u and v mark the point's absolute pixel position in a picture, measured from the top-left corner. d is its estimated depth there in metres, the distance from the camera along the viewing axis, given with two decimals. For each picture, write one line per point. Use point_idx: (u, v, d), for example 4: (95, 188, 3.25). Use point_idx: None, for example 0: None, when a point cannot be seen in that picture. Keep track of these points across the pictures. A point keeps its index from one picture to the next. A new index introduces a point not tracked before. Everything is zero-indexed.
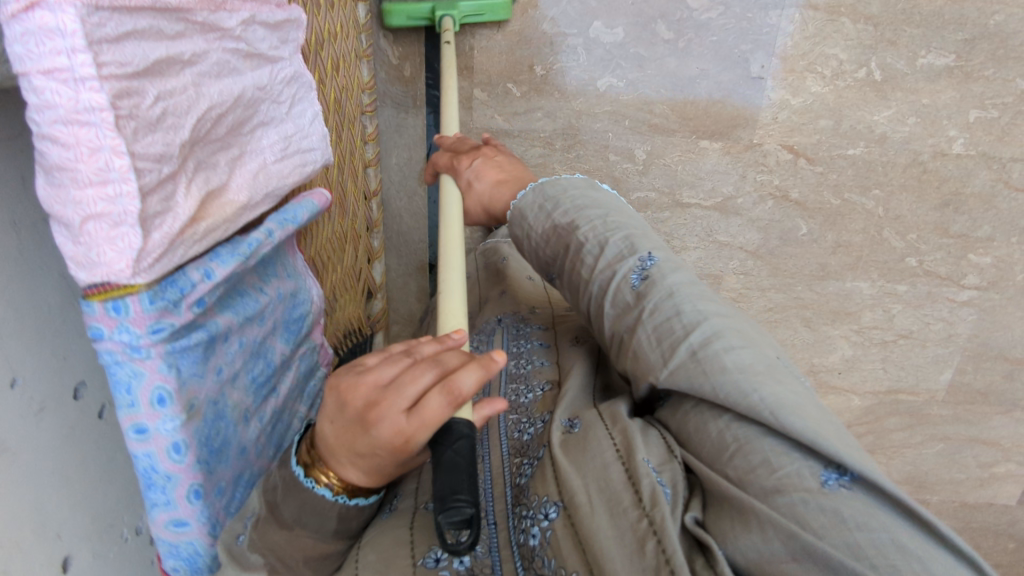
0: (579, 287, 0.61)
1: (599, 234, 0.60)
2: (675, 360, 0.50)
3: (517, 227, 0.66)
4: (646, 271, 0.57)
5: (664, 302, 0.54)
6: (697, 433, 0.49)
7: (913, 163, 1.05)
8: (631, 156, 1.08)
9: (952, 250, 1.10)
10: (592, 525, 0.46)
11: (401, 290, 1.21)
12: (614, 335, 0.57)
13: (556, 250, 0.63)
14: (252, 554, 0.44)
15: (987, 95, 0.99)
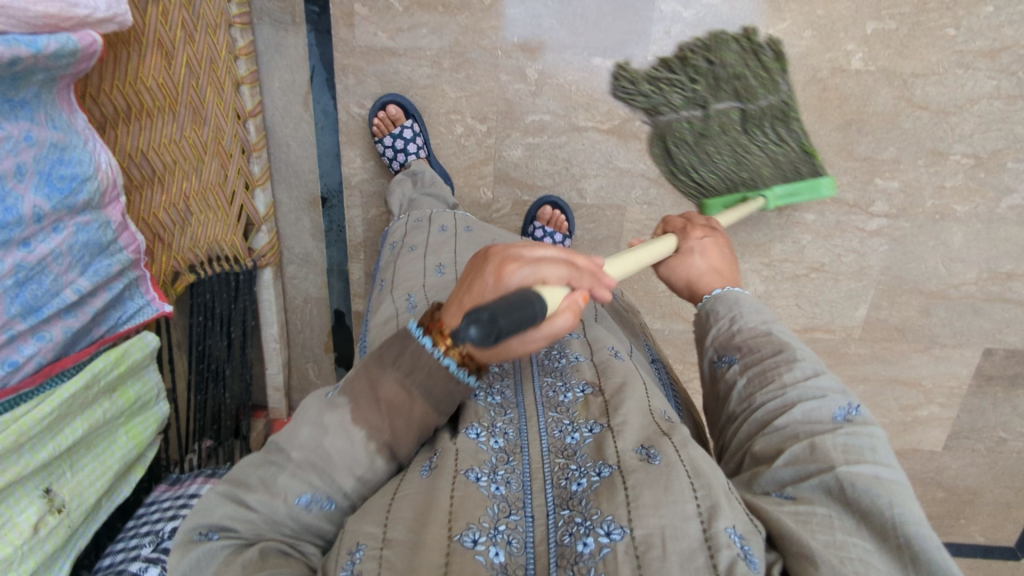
0: (766, 382, 0.55)
1: (813, 360, 0.56)
2: (858, 468, 0.45)
3: (722, 308, 0.64)
4: (851, 412, 0.51)
5: (863, 434, 0.48)
6: (818, 525, 0.43)
7: (812, 80, 1.01)
8: (522, 76, 1.03)
9: (858, 175, 1.07)
10: (663, 570, 0.41)
11: (294, 227, 1.15)
12: (785, 428, 0.51)
13: (758, 346, 0.58)
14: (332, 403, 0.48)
15: (883, 6, 0.96)
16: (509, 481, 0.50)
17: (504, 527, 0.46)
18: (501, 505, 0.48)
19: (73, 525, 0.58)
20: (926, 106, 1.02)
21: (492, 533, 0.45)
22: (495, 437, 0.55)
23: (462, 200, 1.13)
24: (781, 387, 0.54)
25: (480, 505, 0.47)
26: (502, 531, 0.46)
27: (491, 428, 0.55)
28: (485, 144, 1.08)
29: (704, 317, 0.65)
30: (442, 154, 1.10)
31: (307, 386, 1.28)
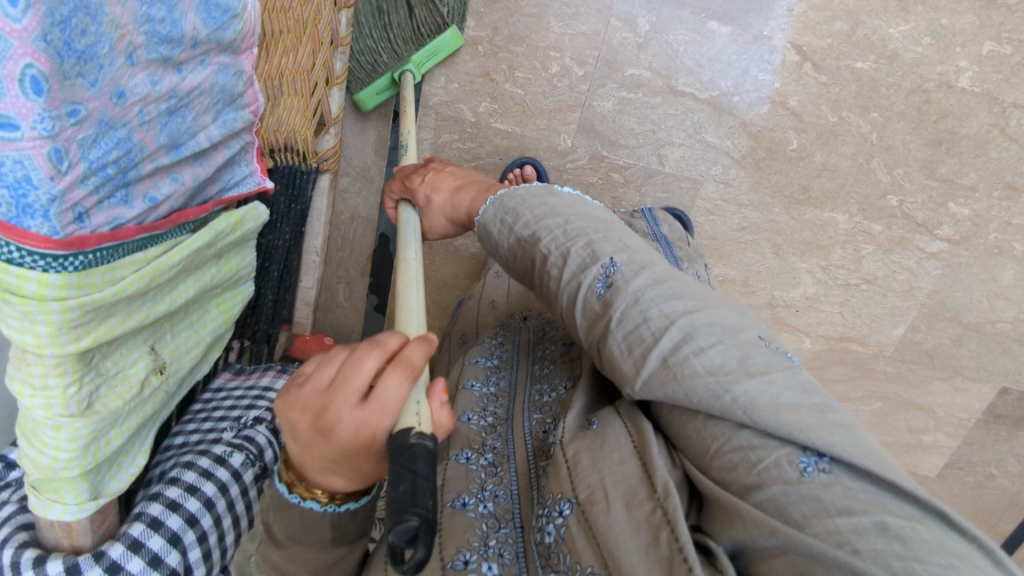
0: (551, 300, 0.53)
1: (568, 239, 0.51)
2: (648, 365, 0.44)
3: (495, 227, 0.57)
4: (610, 277, 0.49)
5: (631, 309, 0.46)
6: (686, 424, 0.44)
7: (916, 90, 1.00)
8: (633, 26, 0.99)
9: (934, 195, 1.07)
10: (609, 520, 0.44)
11: (359, 137, 1.09)
12: (590, 351, 0.50)
13: (523, 258, 0.54)
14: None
15: (1005, 27, 0.96)
16: (497, 494, 0.57)
17: (495, 541, 0.53)
18: (490, 521, 0.54)
19: (170, 385, 0.61)
20: (1017, 139, 1.02)
21: (483, 550, 0.52)
22: (485, 455, 0.62)
23: (539, 143, 1.08)
24: (556, 294, 0.52)
25: (470, 527, 0.54)
26: (493, 545, 0.52)
27: (483, 446, 0.63)
28: (577, 89, 1.04)
29: (483, 244, 0.59)
30: (529, 90, 1.04)
31: (333, 307, 1.23)
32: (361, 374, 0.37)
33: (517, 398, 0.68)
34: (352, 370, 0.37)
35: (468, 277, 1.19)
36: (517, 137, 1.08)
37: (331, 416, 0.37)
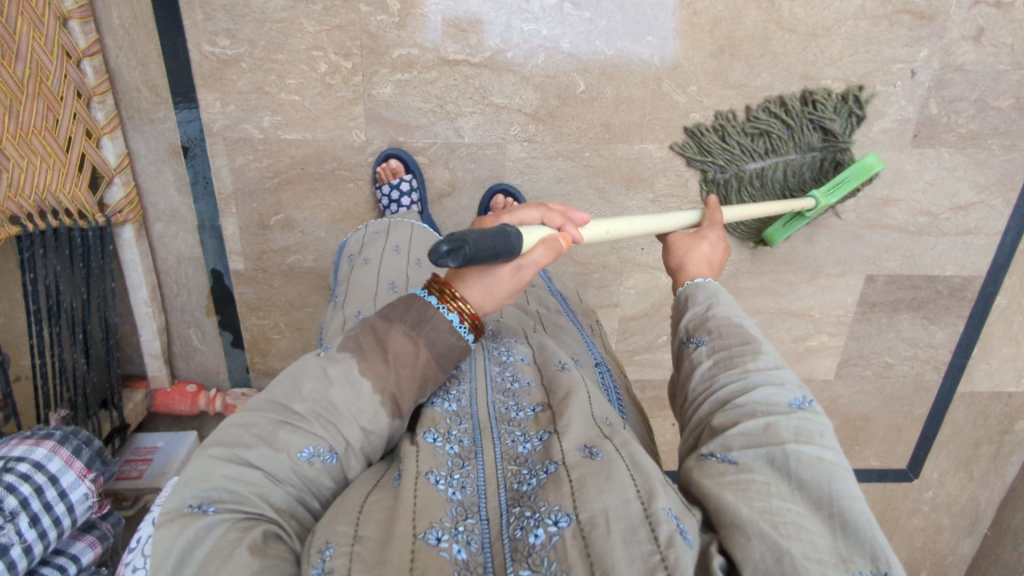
0: (729, 363, 0.52)
1: (781, 359, 0.52)
2: (804, 447, 0.43)
3: (699, 294, 0.60)
4: (811, 403, 0.48)
5: (824, 432, 0.45)
6: (751, 494, 0.42)
7: (680, 5, 0.99)
8: (384, 7, 0.98)
9: (735, 103, 1.07)
10: (607, 546, 0.40)
11: (156, 180, 1.07)
12: (735, 409, 0.48)
13: (728, 334, 0.54)
14: (341, 351, 0.51)
15: None
16: (465, 486, 0.49)
17: (463, 528, 0.45)
18: (458, 509, 0.46)
19: None
20: (795, 29, 1.02)
21: (455, 530, 0.44)
22: (452, 444, 0.53)
23: (334, 144, 1.06)
24: (742, 372, 0.51)
25: (441, 507, 0.46)
26: (463, 531, 0.44)
27: (447, 433, 0.54)
28: (353, 82, 1.02)
29: (682, 302, 0.61)
30: (306, 94, 1.03)
31: (192, 353, 1.21)
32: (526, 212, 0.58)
33: (475, 398, 0.59)
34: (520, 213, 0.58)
35: (313, 292, 1.17)
36: (311, 143, 1.06)
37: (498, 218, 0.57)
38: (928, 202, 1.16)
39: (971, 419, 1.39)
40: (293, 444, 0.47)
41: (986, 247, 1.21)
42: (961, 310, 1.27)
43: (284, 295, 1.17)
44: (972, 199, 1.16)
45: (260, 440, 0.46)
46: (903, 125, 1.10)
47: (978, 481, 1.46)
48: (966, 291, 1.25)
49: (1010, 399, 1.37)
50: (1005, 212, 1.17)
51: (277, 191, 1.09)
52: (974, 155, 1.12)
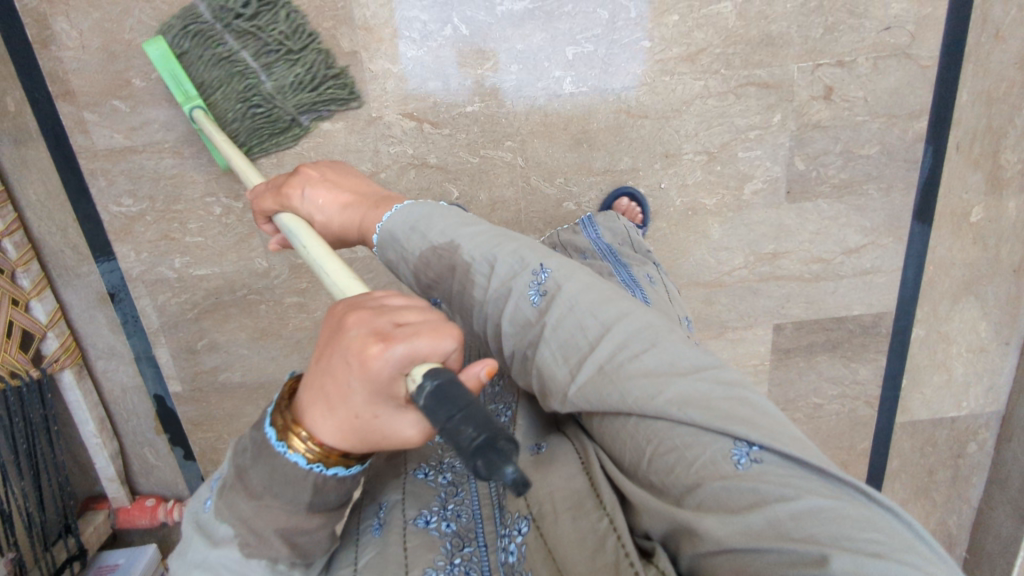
0: (470, 305, 0.63)
1: (478, 249, 0.61)
2: (587, 368, 0.55)
3: (392, 252, 0.66)
4: (540, 283, 0.59)
5: (567, 313, 0.57)
6: (620, 439, 0.54)
7: (532, 109, 1.06)
8: (261, 151, 1.08)
9: (603, 187, 1.12)
10: (558, 533, 0.52)
11: (91, 325, 1.18)
12: (516, 349, 0.60)
13: (440, 273, 0.63)
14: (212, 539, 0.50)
15: (576, 31, 1.02)
16: (461, 514, 0.60)
17: (461, 560, 0.56)
18: (454, 540, 0.57)
19: None
20: (645, 114, 1.07)
21: (449, 567, 0.54)
22: (445, 473, 0.65)
23: (241, 273, 1.16)
24: (483, 307, 0.62)
25: (433, 546, 0.56)
26: (458, 564, 0.55)
27: (440, 466, 0.66)
28: (246, 218, 1.12)
29: (392, 266, 0.67)
30: (208, 234, 1.13)
31: (150, 470, 1.31)
32: (354, 331, 0.43)
33: None
34: (384, 298, 0.47)
35: (246, 403, 1.26)
36: (221, 275, 1.16)
37: (382, 327, 0.42)
38: (817, 250, 1.18)
39: (918, 449, 1.38)
40: None
41: (888, 284, 1.21)
42: (878, 346, 1.27)
43: (223, 409, 1.27)
44: (861, 242, 1.18)
45: None
46: (774, 185, 1.13)
47: (943, 506, 1.44)
48: (879, 327, 1.25)
49: (954, 423, 1.35)
50: (899, 250, 1.19)
51: (198, 320, 1.19)
52: (853, 202, 1.15)
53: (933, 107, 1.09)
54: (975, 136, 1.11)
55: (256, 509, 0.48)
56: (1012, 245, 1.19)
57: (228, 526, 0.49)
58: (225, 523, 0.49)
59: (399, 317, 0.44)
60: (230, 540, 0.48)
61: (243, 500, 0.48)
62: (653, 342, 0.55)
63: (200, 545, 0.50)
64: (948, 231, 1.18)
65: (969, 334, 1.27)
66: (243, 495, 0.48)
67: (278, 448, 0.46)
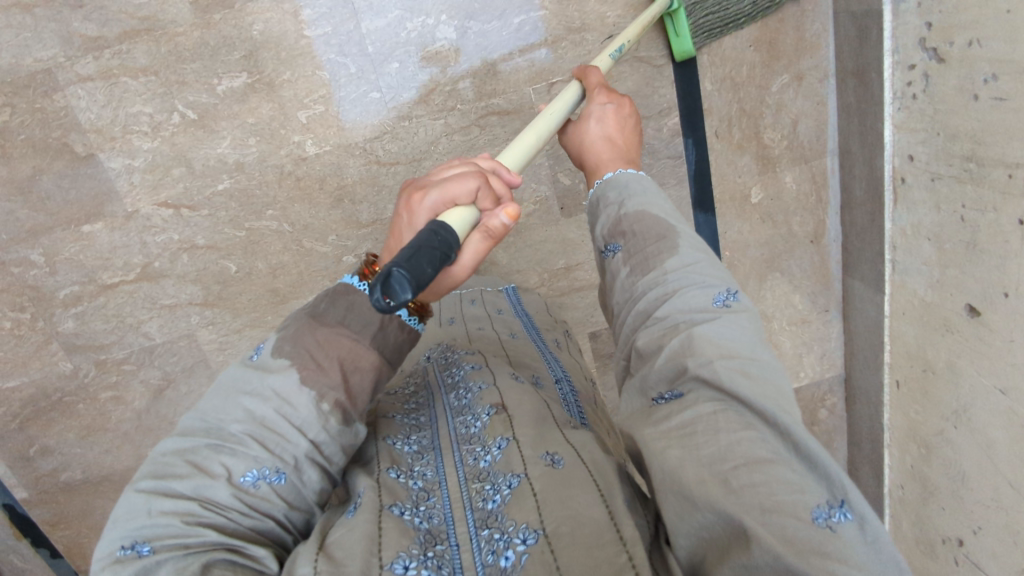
0: (648, 266, 0.63)
1: (691, 249, 0.62)
2: (727, 361, 0.53)
3: (612, 193, 0.69)
4: (730, 298, 0.59)
5: (725, 327, 0.56)
6: (705, 434, 0.50)
7: (282, 175, 1.08)
8: (32, 263, 1.10)
9: (377, 236, 1.13)
10: (572, 555, 0.49)
11: None
12: (668, 318, 0.58)
13: (646, 233, 0.64)
14: (277, 359, 0.51)
15: (302, 96, 1.04)
16: (432, 517, 0.55)
17: (434, 553, 0.50)
18: (426, 537, 0.52)
19: None
20: (396, 161, 1.08)
21: (423, 558, 0.49)
22: (415, 480, 0.59)
23: (50, 378, 1.18)
24: (661, 272, 0.61)
25: (406, 533, 0.51)
26: (432, 557, 0.50)
27: (410, 471, 0.60)
28: (38, 327, 1.14)
29: (596, 204, 0.71)
30: (6, 348, 1.15)
31: (23, 573, 1.35)
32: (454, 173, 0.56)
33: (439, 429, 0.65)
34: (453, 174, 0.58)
35: (94, 496, 1.29)
36: (31, 383, 1.18)
37: (423, 187, 0.55)
38: None
39: None
40: (234, 467, 0.48)
41: None
42: None
43: (74, 506, 1.29)
44: None
45: (191, 466, 0.47)
46: (545, 204, 1.14)
47: None
48: None
49: (798, 393, 1.36)
50: None
51: (23, 428, 1.21)
52: None
53: (680, 101, 1.09)
54: (730, 123, 1.11)
55: (321, 342, 0.51)
56: (801, 217, 1.19)
57: (286, 355, 0.51)
58: (286, 354, 0.51)
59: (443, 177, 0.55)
60: (287, 366, 0.50)
61: (312, 332, 0.52)
62: (753, 366, 0.53)
63: (249, 376, 0.50)
64: (733, 215, 1.18)
65: (785, 308, 1.27)
66: (312, 327, 0.52)
67: (359, 287, 0.53)
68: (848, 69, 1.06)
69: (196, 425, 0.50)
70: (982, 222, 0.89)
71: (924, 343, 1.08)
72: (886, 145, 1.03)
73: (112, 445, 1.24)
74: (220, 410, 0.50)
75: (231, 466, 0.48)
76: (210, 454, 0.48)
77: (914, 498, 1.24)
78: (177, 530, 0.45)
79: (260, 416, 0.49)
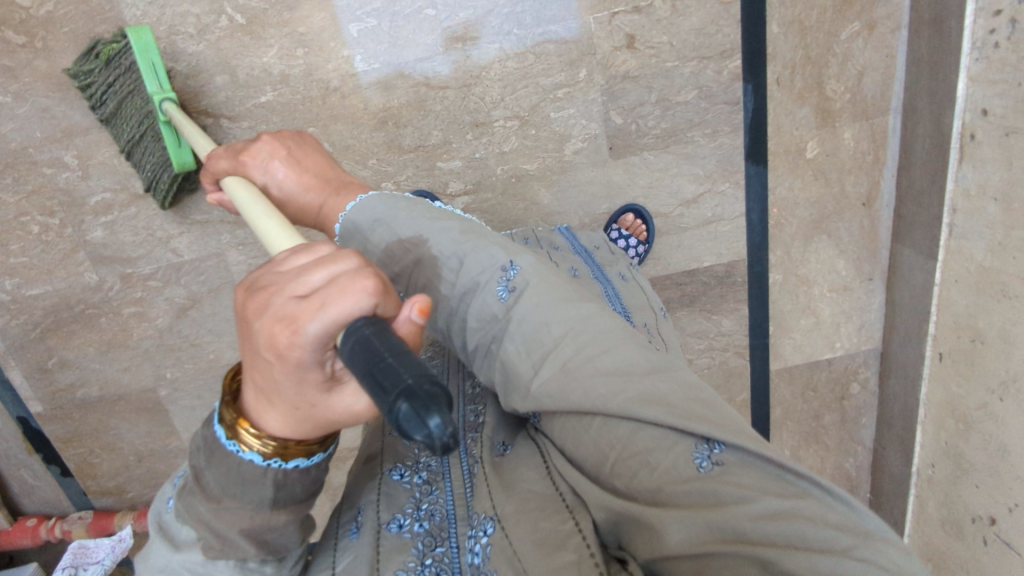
0: (436, 297, 0.66)
1: (450, 247, 0.65)
2: (541, 359, 0.58)
3: (360, 234, 0.69)
4: (509, 279, 0.62)
5: (527, 314, 0.60)
6: (576, 438, 0.56)
7: (327, 92, 1.05)
8: (64, 165, 1.07)
9: (419, 164, 1.10)
10: (519, 544, 0.52)
11: None
12: (479, 344, 0.64)
13: (406, 266, 0.67)
14: (182, 533, 0.48)
15: (354, 7, 1.00)
16: (433, 514, 0.59)
17: (431, 561, 0.54)
18: (426, 540, 0.56)
19: None
20: (445, 85, 1.05)
21: (418, 570, 0.53)
22: (421, 473, 0.64)
23: (75, 289, 1.16)
24: (452, 292, 0.65)
25: (404, 548, 0.55)
26: (430, 566, 0.54)
27: (417, 465, 0.64)
28: (66, 234, 1.11)
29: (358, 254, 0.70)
30: (32, 254, 1.12)
31: (32, 490, 1.33)
32: (258, 326, 0.41)
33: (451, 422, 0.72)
34: (286, 262, 0.45)
35: (109, 416, 1.26)
36: (55, 292, 1.16)
37: (282, 309, 0.40)
38: (653, 204, 1.15)
39: (801, 395, 1.36)
40: None
41: (733, 232, 1.18)
42: (738, 295, 1.24)
43: (90, 425, 1.27)
44: (697, 191, 1.15)
45: None
46: (594, 142, 1.10)
47: (837, 451, 1.41)
48: (734, 276, 1.22)
49: (832, 365, 1.32)
50: (738, 195, 1.15)
51: (43, 339, 1.19)
52: (680, 151, 1.11)
53: (744, 42, 1.05)
54: (793, 70, 1.07)
55: (216, 513, 0.47)
56: (855, 177, 1.16)
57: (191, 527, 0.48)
58: (187, 526, 0.48)
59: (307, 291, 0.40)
60: (191, 542, 0.48)
61: (202, 503, 0.47)
62: (585, 335, 0.58)
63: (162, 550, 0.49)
64: (785, 170, 1.14)
65: (828, 273, 1.23)
66: (201, 497, 0.48)
67: (232, 447, 0.46)
68: (924, 20, 1.03)
69: None
70: None
71: (976, 311, 1.05)
72: (959, 100, 0.99)
73: (132, 364, 1.22)
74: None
75: None
76: None
77: (945, 477, 1.21)
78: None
79: None
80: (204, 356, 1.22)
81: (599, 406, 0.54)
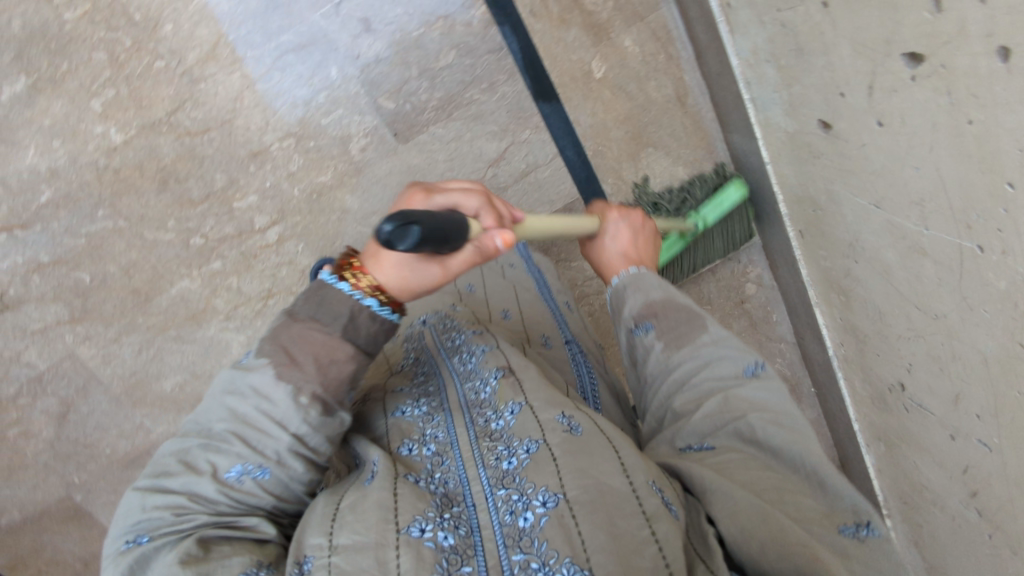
0: (677, 338, 0.70)
1: (718, 330, 0.69)
2: (756, 409, 0.63)
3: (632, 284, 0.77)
4: (757, 368, 0.66)
5: (753, 394, 0.64)
6: (737, 469, 0.60)
7: (100, 171, 1.05)
8: None
9: (217, 210, 1.09)
10: (590, 521, 0.54)
11: None
12: (698, 381, 0.67)
13: (675, 320, 0.71)
14: (256, 360, 0.56)
15: (87, 83, 1.01)
16: (448, 480, 0.60)
17: (449, 516, 0.56)
18: (443, 500, 0.58)
19: None
20: (206, 128, 1.05)
21: (438, 520, 0.55)
22: (428, 445, 0.65)
23: None
24: (693, 348, 0.69)
25: (423, 498, 0.57)
26: (448, 519, 0.55)
27: (424, 437, 0.66)
28: None
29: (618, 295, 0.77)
30: None
31: None
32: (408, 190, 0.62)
33: (449, 393, 0.73)
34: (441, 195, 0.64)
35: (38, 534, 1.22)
36: None
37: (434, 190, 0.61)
38: (462, 175, 1.11)
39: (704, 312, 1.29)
40: (221, 465, 0.56)
41: (555, 176, 1.13)
42: None
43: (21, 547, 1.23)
44: (500, 148, 1.11)
45: (201, 453, 0.56)
46: (375, 135, 1.08)
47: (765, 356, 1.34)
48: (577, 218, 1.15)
49: None
50: (542, 138, 1.12)
51: None
52: (465, 115, 1.09)
53: None
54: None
55: (301, 332, 0.56)
56: (657, 80, 1.11)
57: (264, 355, 0.56)
58: (260, 354, 0.56)
59: (447, 188, 0.62)
60: (263, 365, 0.56)
61: (288, 329, 0.56)
62: (788, 413, 0.63)
63: (234, 376, 0.57)
64: (580, 97, 1.10)
65: None
66: (289, 324, 0.57)
67: (330, 280, 0.57)
68: None
69: (194, 428, 0.58)
70: (798, 21, 0.81)
71: (803, 178, 0.98)
72: None
73: (40, 480, 1.20)
74: (210, 410, 0.57)
75: (217, 463, 0.56)
76: (201, 450, 0.56)
77: (854, 351, 1.13)
78: (172, 519, 0.54)
79: (242, 415, 0.56)
80: (103, 452, 1.20)
81: (800, 455, 0.59)
